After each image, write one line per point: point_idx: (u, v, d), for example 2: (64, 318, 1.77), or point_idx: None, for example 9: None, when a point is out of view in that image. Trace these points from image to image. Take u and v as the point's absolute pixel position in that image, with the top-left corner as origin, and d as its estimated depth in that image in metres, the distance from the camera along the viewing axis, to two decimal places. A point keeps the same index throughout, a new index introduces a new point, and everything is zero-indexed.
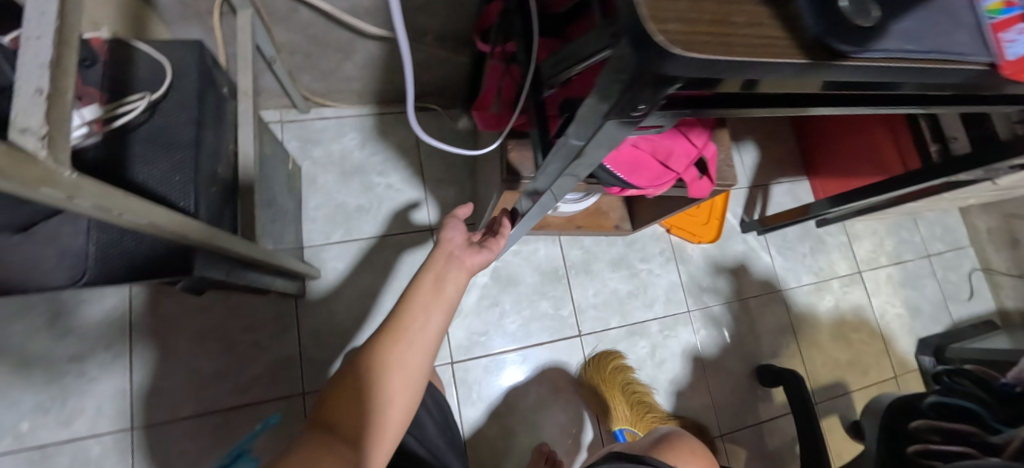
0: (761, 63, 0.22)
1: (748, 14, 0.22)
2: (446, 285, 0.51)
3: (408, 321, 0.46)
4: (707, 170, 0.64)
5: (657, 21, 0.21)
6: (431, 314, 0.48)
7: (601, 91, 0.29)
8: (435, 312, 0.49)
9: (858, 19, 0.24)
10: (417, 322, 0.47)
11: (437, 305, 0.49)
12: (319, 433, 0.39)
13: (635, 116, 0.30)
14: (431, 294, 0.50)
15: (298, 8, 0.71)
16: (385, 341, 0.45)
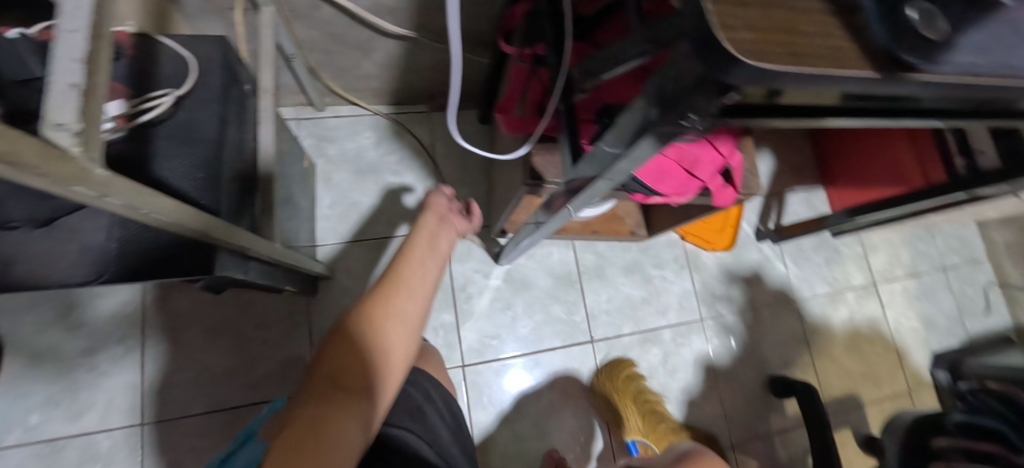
0: (833, 74, 0.21)
1: (818, 24, 0.21)
2: (434, 249, 0.54)
3: (403, 275, 0.48)
4: (732, 179, 0.63)
5: (727, 29, 0.20)
6: (424, 272, 0.50)
7: (649, 98, 0.28)
8: (426, 268, 0.51)
9: (926, 32, 0.23)
10: (411, 277, 0.48)
11: (427, 263, 0.51)
12: (316, 382, 0.39)
13: (683, 129, 0.29)
14: (422, 254, 0.52)
15: (319, 6, 0.70)
16: (380, 292, 0.45)
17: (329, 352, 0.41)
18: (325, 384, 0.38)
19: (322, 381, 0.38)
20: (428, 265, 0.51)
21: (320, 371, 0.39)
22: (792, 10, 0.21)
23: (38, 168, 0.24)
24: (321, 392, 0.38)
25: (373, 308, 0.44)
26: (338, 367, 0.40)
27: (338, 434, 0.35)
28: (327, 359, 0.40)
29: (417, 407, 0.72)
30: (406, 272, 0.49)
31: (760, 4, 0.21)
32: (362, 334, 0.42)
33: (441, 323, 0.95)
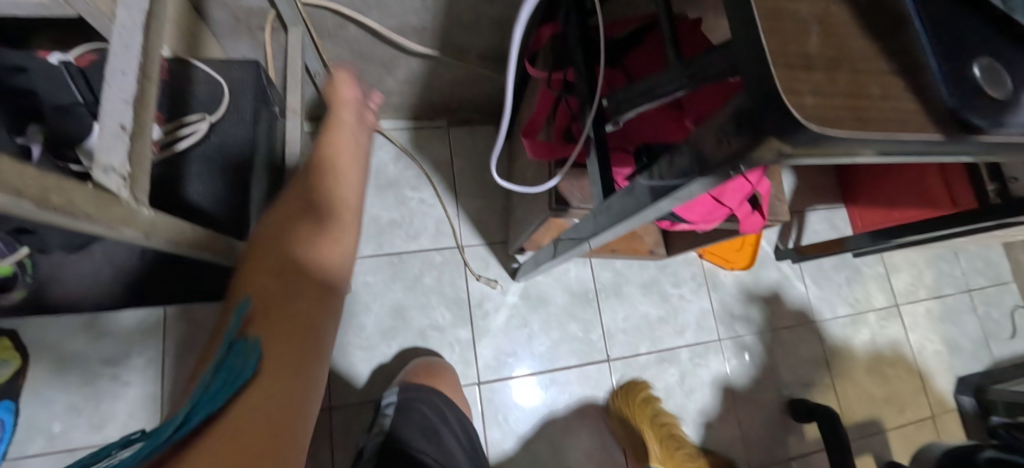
0: (900, 138, 0.20)
1: (882, 86, 0.21)
2: (350, 150, 0.57)
3: (329, 184, 0.53)
4: (761, 205, 0.62)
5: (792, 94, 0.20)
6: (344, 178, 0.55)
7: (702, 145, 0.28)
8: (347, 173, 0.55)
9: (992, 90, 0.22)
10: (336, 186, 0.54)
11: (347, 167, 0.55)
12: (264, 287, 0.45)
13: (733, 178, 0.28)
14: (342, 158, 0.56)
15: (346, 25, 0.71)
16: (311, 205, 0.51)
17: (274, 263, 0.46)
18: (277, 289, 0.45)
19: (275, 287, 0.45)
20: (347, 166, 0.56)
21: (269, 280, 0.45)
22: (857, 71, 0.21)
23: (93, 215, 0.24)
24: (276, 295, 0.44)
25: (311, 221, 0.49)
26: (292, 277, 0.46)
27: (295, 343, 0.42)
28: (273, 268, 0.46)
29: None
30: (329, 182, 0.53)
31: (824, 66, 0.20)
32: (304, 248, 0.47)
33: (457, 339, 0.95)
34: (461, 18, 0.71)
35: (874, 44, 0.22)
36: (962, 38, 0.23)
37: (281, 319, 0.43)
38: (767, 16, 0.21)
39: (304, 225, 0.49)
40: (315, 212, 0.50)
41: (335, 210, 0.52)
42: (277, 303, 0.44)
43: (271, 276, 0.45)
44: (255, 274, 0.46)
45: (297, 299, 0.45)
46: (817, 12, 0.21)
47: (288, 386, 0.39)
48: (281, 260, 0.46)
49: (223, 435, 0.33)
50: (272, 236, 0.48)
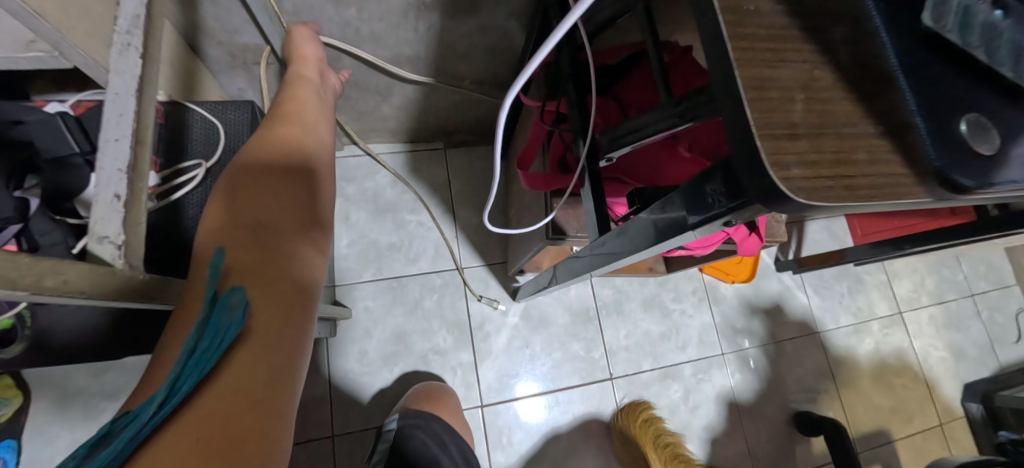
0: (887, 203, 0.21)
1: (869, 149, 0.21)
2: (311, 108, 0.54)
3: (296, 138, 0.49)
4: (758, 227, 0.62)
5: (779, 167, 0.20)
6: (309, 134, 0.51)
7: (696, 198, 0.29)
8: (312, 130, 0.52)
9: (977, 146, 0.22)
10: (302, 141, 0.50)
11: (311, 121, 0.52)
12: (240, 240, 0.40)
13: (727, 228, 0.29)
14: (305, 115, 0.52)
15: (340, 57, 0.72)
16: (279, 162, 0.46)
17: (251, 220, 0.42)
18: (255, 246, 0.40)
19: (252, 245, 0.40)
20: (314, 123, 0.53)
21: (244, 237, 0.41)
22: (843, 137, 0.21)
23: (91, 293, 0.24)
24: (256, 249, 0.40)
25: (281, 179, 0.46)
26: (269, 234, 0.42)
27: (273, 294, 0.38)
28: (249, 225, 0.42)
29: None
30: (297, 137, 0.49)
31: (809, 134, 0.21)
32: (271, 199, 0.44)
33: (459, 362, 0.95)
34: (455, 47, 0.72)
35: (859, 106, 0.22)
36: (946, 93, 0.23)
37: (256, 272, 0.39)
38: (751, 85, 0.21)
39: (275, 181, 0.45)
40: (285, 167, 0.47)
41: (303, 165, 0.48)
42: (256, 260, 0.39)
43: (249, 234, 0.41)
44: (230, 232, 0.41)
45: (278, 254, 0.41)
46: (799, 78, 0.22)
47: (280, 354, 0.36)
48: (259, 216, 0.43)
49: (218, 406, 0.31)
50: (247, 193, 0.44)
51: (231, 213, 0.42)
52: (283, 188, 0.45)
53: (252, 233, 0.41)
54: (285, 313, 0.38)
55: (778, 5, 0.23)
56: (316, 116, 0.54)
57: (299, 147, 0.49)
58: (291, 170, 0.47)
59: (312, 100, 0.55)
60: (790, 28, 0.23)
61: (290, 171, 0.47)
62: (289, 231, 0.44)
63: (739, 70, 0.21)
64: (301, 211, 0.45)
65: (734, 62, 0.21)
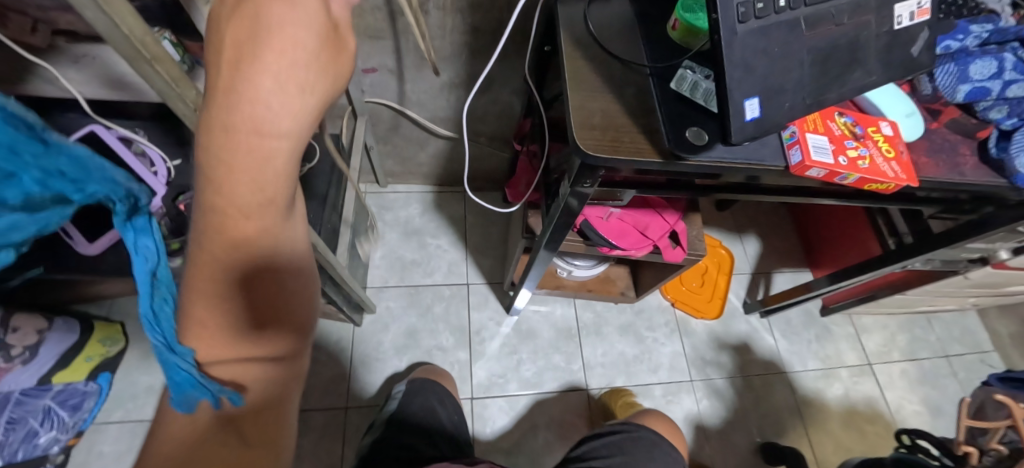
0: (633, 159, 0.46)
1: (631, 137, 0.47)
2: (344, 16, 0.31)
3: (261, 124, 0.27)
4: (680, 242, 0.84)
5: (580, 136, 0.47)
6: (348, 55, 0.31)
7: (568, 173, 0.55)
8: (330, 75, 0.29)
9: (694, 141, 0.45)
10: (308, 55, 0.27)
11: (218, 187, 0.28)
12: (221, 285, 0.33)
13: (586, 187, 0.55)
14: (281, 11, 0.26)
15: (396, 116, 1.04)
16: (250, 91, 0.26)
17: (237, 253, 0.31)
18: (256, 332, 0.36)
19: (264, 292, 0.34)
20: (294, 55, 0.26)
21: (273, 262, 0.34)
22: (617, 130, 0.47)
23: None
24: (271, 342, 0.37)
25: (304, 141, 0.30)
26: (308, 320, 0.40)
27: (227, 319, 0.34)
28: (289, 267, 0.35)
29: (430, 406, 0.91)
30: (287, 54, 0.26)
31: (600, 127, 0.48)
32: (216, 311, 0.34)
33: (457, 359, 1.14)
34: (474, 112, 1.03)
35: (630, 120, 0.48)
36: (684, 116, 0.47)
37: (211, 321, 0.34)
38: (576, 107, 0.49)
39: (284, 202, 0.31)
40: (319, 114, 0.30)
41: (292, 98, 0.27)
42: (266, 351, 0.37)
43: (257, 292, 0.34)
44: (223, 259, 0.32)
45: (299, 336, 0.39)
46: (603, 107, 0.49)
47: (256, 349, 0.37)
48: (265, 224, 0.31)
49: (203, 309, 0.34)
50: (212, 134, 0.27)
51: (218, 169, 0.27)
52: (252, 206, 0.29)
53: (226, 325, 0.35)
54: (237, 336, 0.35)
55: (599, 81, 0.51)
56: (286, 17, 0.26)
57: (282, 82, 0.26)
58: (289, 179, 0.30)
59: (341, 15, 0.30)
60: (602, 89, 0.50)
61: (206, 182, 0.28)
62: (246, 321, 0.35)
63: (572, 102, 0.49)
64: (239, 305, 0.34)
65: (570, 99, 0.50)
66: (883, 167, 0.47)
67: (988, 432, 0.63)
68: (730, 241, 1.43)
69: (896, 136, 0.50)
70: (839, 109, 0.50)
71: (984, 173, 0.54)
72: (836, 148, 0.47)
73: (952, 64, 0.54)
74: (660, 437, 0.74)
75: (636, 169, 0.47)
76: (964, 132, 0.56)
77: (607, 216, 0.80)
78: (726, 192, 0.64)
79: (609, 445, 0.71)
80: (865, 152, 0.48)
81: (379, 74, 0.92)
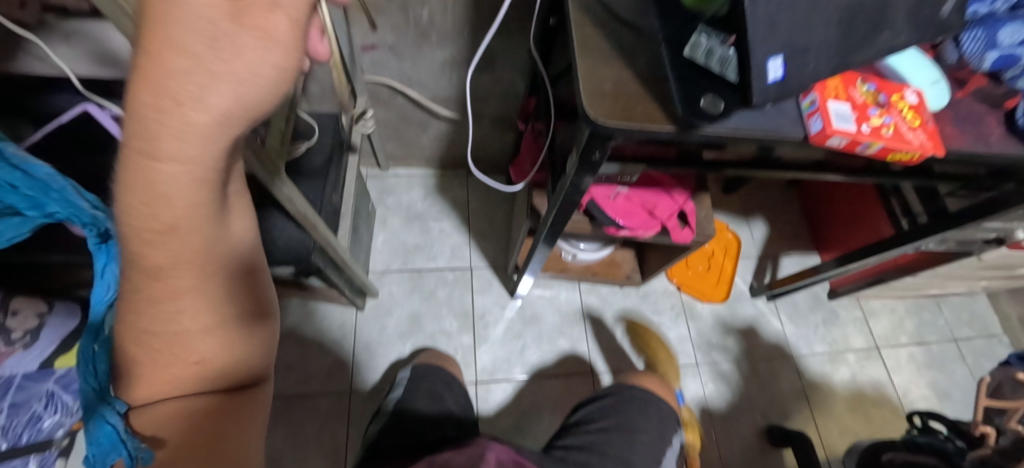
0: (644, 127, 0.44)
1: (643, 106, 0.45)
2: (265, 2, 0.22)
3: (148, 146, 0.24)
4: (689, 221, 0.82)
5: (590, 105, 0.45)
6: (263, 57, 0.23)
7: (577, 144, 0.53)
8: (233, 86, 0.23)
9: (709, 109, 0.42)
10: (192, 60, 0.21)
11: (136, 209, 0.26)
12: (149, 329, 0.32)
13: (595, 160, 0.53)
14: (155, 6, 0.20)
15: (396, 96, 1.02)
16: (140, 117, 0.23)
17: (157, 282, 0.30)
18: (188, 365, 0.33)
19: (190, 324, 0.32)
20: (175, 67, 0.21)
21: (197, 292, 0.31)
22: (628, 99, 0.45)
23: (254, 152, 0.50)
24: (204, 377, 0.34)
25: (213, 162, 0.26)
26: (250, 354, 0.36)
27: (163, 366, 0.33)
28: (220, 295, 0.33)
29: (435, 391, 0.91)
30: (159, 61, 0.21)
31: (610, 96, 0.45)
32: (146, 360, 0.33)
33: (460, 343, 1.13)
34: (476, 92, 1.00)
35: (642, 88, 0.46)
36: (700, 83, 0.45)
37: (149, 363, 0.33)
38: (586, 75, 0.47)
39: (197, 229, 0.28)
40: (228, 133, 0.25)
41: (172, 121, 0.23)
42: (204, 383, 0.35)
43: (180, 323, 0.32)
44: (148, 288, 0.30)
45: (244, 364, 0.36)
46: (613, 74, 0.47)
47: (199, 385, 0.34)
48: (177, 254, 0.29)
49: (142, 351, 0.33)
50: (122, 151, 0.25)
51: (123, 191, 0.26)
52: (155, 234, 0.27)
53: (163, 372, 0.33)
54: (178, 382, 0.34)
55: (609, 49, 0.48)
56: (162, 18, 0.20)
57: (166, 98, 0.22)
58: (200, 206, 0.28)
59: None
60: (612, 58, 0.48)
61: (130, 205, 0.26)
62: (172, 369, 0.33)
63: (581, 70, 0.47)
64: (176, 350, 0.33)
65: (579, 67, 0.47)
66: (907, 135, 0.45)
67: (1006, 412, 0.61)
68: (737, 225, 1.40)
69: (922, 104, 0.48)
70: (861, 76, 0.48)
71: (1010, 143, 0.51)
72: (859, 116, 0.44)
73: (979, 29, 0.51)
74: (652, 393, 0.75)
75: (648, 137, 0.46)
76: (991, 102, 0.53)
77: (613, 196, 0.79)
78: (736, 168, 0.62)
79: (604, 407, 0.73)
80: (889, 120, 0.45)
81: (379, 52, 0.89)
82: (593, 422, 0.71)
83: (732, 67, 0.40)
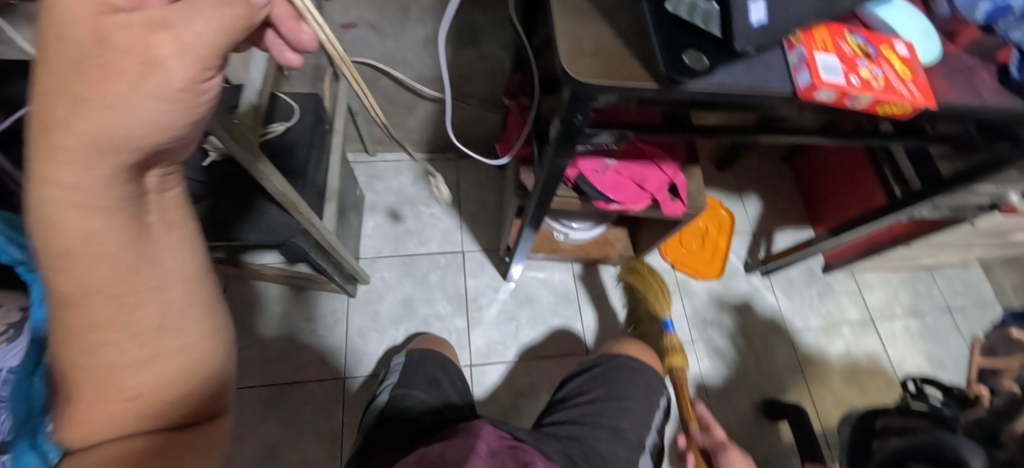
0: (625, 85, 0.43)
1: (624, 65, 0.44)
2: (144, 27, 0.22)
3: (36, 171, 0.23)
4: (679, 194, 0.80)
5: (568, 63, 0.43)
6: (128, 73, 0.21)
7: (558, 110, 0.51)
8: (102, 108, 0.21)
9: (692, 65, 0.41)
10: (61, 82, 0.21)
11: (52, 222, 0.23)
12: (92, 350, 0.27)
13: (578, 125, 0.51)
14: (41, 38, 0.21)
15: (380, 77, 1.00)
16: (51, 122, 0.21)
17: (73, 312, 0.26)
18: (122, 401, 0.28)
19: (120, 356, 0.27)
20: (51, 90, 0.21)
21: (126, 320, 0.27)
22: (609, 58, 0.44)
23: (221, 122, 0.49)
24: (151, 407, 0.29)
25: (102, 188, 0.23)
26: (209, 374, 0.32)
27: (102, 395, 0.28)
28: (154, 319, 0.28)
29: (429, 375, 0.90)
30: (41, 88, 0.21)
31: (590, 54, 0.44)
32: (83, 391, 0.28)
33: (454, 327, 1.12)
34: (461, 70, 0.98)
35: (623, 46, 0.44)
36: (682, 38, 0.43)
37: (92, 392, 0.28)
38: (564, 34, 0.45)
39: (107, 256, 0.25)
40: (145, 138, 0.24)
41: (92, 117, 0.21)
42: (147, 421, 0.29)
43: (105, 356, 0.27)
44: (66, 320, 0.26)
45: (192, 394, 0.31)
46: (593, 32, 0.45)
47: (149, 417, 0.30)
48: (88, 278, 0.25)
49: (78, 379, 0.27)
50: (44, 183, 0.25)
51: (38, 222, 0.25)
52: (57, 261, 0.24)
53: (105, 402, 0.28)
54: (124, 414, 0.28)
55: (589, 7, 0.47)
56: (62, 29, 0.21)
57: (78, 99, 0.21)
58: (104, 234, 0.24)
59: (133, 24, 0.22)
60: (592, 16, 0.46)
61: (42, 222, 0.23)
62: (111, 402, 0.28)
63: (559, 28, 0.45)
64: (117, 378, 0.28)
65: (557, 26, 0.46)
66: (897, 87, 0.44)
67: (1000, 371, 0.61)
68: (731, 202, 1.39)
69: (911, 56, 0.46)
70: (848, 28, 0.46)
71: (1003, 96, 0.50)
72: (848, 69, 0.43)
73: None
74: (638, 359, 0.75)
75: (629, 96, 0.44)
76: (983, 55, 0.52)
77: (602, 169, 0.77)
78: (725, 133, 0.61)
79: (590, 380, 0.72)
80: (879, 72, 0.44)
81: (359, 30, 0.87)
82: (579, 396, 0.70)
83: (716, 20, 0.41)
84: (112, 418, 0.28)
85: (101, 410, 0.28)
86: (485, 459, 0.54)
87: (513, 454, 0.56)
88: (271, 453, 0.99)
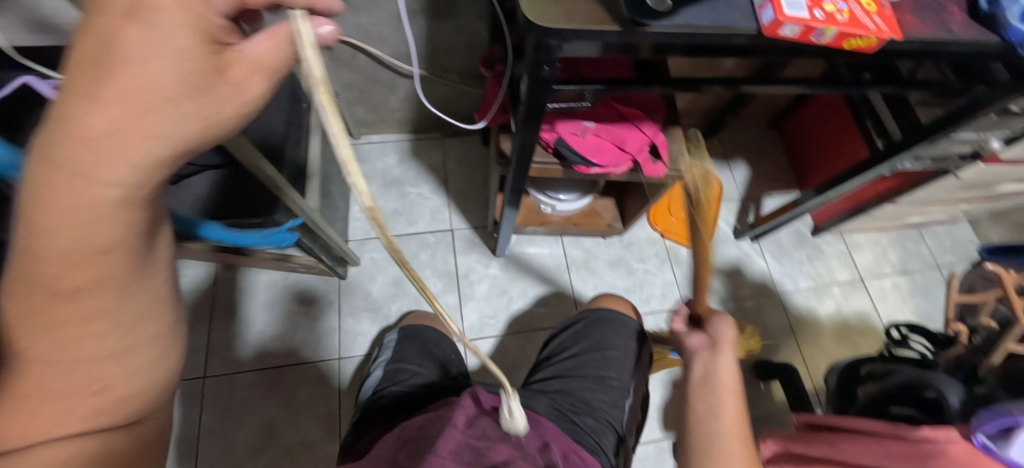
0: (587, 28, 0.42)
1: (587, 10, 0.43)
2: (246, 66, 0.27)
3: (89, 164, 0.22)
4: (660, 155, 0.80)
5: (530, 8, 0.43)
6: (232, 105, 0.27)
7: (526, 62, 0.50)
8: (198, 124, 0.25)
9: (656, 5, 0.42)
10: (170, 106, 0.23)
11: (86, 206, 0.22)
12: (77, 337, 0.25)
13: (546, 77, 0.50)
14: (142, 50, 0.21)
15: (358, 55, 0.98)
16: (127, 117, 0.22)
17: (66, 306, 0.24)
18: (84, 396, 0.26)
19: (97, 348, 0.26)
20: (156, 107, 0.22)
21: (120, 307, 0.26)
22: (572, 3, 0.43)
23: None
24: (113, 403, 0.27)
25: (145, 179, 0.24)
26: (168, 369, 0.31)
27: (65, 387, 0.25)
28: (145, 312, 0.28)
29: (423, 349, 0.90)
30: (136, 100, 0.22)
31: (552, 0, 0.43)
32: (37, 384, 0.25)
33: (446, 303, 1.13)
34: (438, 45, 0.97)
35: None
36: None
37: (46, 385, 0.25)
38: None
39: (130, 250, 0.25)
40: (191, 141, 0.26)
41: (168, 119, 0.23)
42: (96, 420, 0.27)
43: (86, 347, 0.25)
44: (43, 304, 0.24)
45: (148, 395, 0.30)
46: None
47: (114, 409, 0.28)
48: (110, 270, 0.24)
49: (38, 371, 0.24)
50: (36, 167, 0.22)
51: (34, 206, 0.22)
52: (84, 254, 0.23)
53: (69, 397, 0.25)
54: (89, 407, 0.26)
55: None
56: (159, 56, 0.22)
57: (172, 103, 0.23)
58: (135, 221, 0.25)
59: (242, 63, 0.27)
60: None
61: (65, 206, 0.22)
62: (71, 396, 0.25)
63: None
64: (90, 369, 0.26)
65: None
66: (863, 20, 0.43)
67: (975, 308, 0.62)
68: (719, 169, 1.39)
69: None
70: None
71: (974, 30, 0.50)
72: (812, 3, 0.43)
73: None
74: (617, 311, 0.76)
75: (593, 41, 0.44)
76: None
77: (582, 132, 0.77)
78: (700, 84, 0.60)
79: (571, 336, 0.74)
80: (844, 6, 0.44)
81: None
82: (562, 353, 0.72)
83: None
84: (78, 412, 0.26)
85: (61, 406, 0.25)
86: (462, 430, 0.51)
87: (497, 420, 0.55)
88: (271, 432, 1.01)
